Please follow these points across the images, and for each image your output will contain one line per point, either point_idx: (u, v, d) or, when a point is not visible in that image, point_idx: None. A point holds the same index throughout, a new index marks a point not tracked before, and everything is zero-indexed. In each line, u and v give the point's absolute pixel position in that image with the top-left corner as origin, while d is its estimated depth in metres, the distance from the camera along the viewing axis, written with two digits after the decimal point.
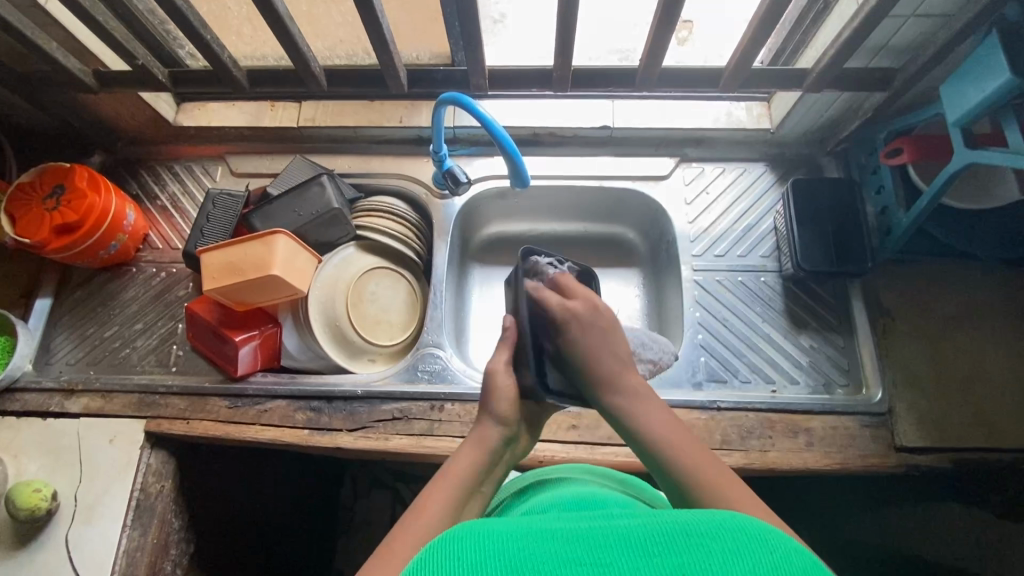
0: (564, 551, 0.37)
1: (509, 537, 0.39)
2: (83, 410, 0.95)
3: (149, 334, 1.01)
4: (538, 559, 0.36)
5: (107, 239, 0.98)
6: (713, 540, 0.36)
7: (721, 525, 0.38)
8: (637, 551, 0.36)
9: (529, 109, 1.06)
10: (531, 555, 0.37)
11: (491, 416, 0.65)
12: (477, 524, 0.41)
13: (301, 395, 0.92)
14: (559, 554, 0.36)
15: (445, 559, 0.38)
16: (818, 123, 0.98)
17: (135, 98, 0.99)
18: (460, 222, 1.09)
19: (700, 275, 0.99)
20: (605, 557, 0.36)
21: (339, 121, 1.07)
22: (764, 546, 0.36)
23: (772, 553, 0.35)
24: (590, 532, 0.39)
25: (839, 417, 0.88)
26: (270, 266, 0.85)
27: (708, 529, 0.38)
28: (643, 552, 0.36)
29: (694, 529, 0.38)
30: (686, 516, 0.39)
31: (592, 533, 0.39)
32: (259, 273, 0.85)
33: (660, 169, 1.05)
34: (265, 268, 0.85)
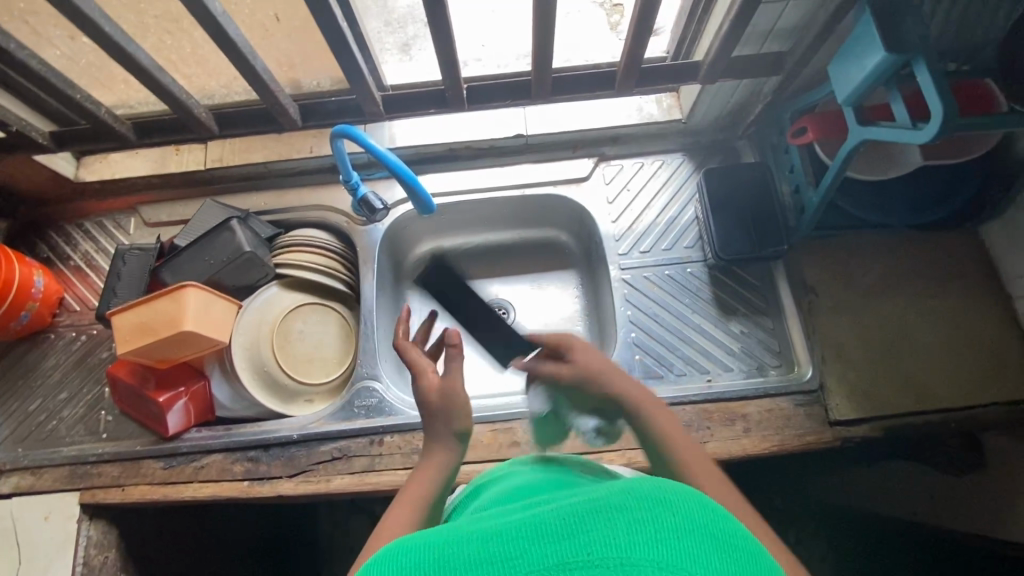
0: (471, 556, 0.34)
1: (414, 552, 0.35)
2: (14, 489, 0.92)
3: (75, 402, 0.97)
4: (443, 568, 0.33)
5: (16, 309, 0.95)
6: (624, 514, 0.33)
7: (631, 492, 0.35)
8: (548, 538, 0.33)
9: (442, 124, 1.05)
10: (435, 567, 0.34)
11: (447, 432, 0.61)
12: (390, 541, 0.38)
13: (237, 446, 0.90)
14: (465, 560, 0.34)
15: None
16: (725, 108, 0.98)
17: (24, 161, 0.95)
18: (387, 246, 1.07)
19: (628, 274, 0.99)
20: (512, 552, 0.33)
21: (248, 159, 1.04)
22: (673, 510, 0.33)
23: (684, 519, 0.33)
24: (500, 527, 0.36)
25: (773, 399, 0.89)
26: (185, 323, 0.82)
27: (617, 498, 0.34)
28: (551, 539, 0.33)
29: (605, 503, 0.34)
30: (599, 490, 0.36)
31: (503, 527, 0.36)
32: (173, 332, 0.82)
33: (579, 171, 1.05)
34: (179, 327, 0.82)
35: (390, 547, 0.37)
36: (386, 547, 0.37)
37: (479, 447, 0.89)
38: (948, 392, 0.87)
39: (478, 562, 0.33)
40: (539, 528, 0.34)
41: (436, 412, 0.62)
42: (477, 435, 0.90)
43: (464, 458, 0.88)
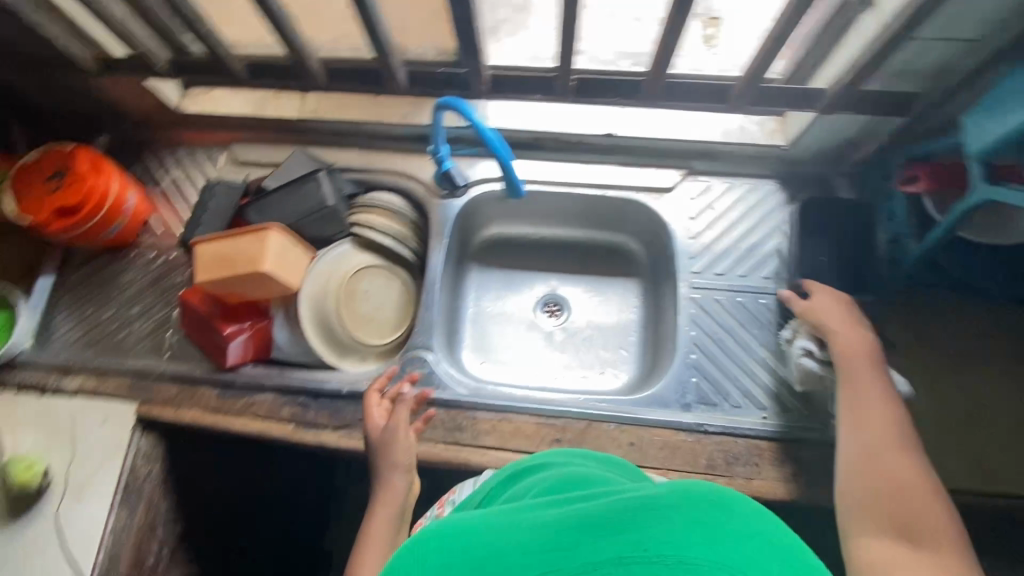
0: (538, 541, 0.38)
1: (478, 533, 0.41)
2: (79, 389, 0.97)
3: (146, 318, 1.02)
4: (512, 551, 0.38)
5: (108, 222, 0.98)
6: (671, 514, 0.36)
7: (675, 494, 0.38)
8: (604, 534, 0.36)
9: (535, 111, 1.04)
10: (502, 547, 0.39)
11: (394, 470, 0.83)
12: (451, 523, 0.44)
13: (289, 389, 0.93)
14: (526, 541, 0.39)
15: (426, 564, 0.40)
16: (832, 142, 0.94)
17: (138, 83, 0.99)
18: (459, 224, 1.08)
19: (698, 293, 0.97)
20: (571, 542, 0.37)
21: (342, 115, 1.06)
22: (723, 514, 0.36)
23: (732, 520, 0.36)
24: (562, 518, 0.40)
25: (831, 449, 0.86)
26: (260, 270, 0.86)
27: (667, 499, 0.37)
28: (610, 535, 0.37)
29: (653, 503, 0.37)
30: (648, 492, 0.39)
31: (554, 521, 0.39)
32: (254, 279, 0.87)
33: (665, 181, 1.02)
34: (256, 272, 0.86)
35: (459, 529, 0.43)
36: (450, 528, 0.43)
37: (520, 437, 0.89)
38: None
39: (546, 544, 0.38)
40: (597, 522, 0.38)
41: (381, 449, 0.85)
42: (519, 426, 0.90)
43: (503, 445, 0.89)
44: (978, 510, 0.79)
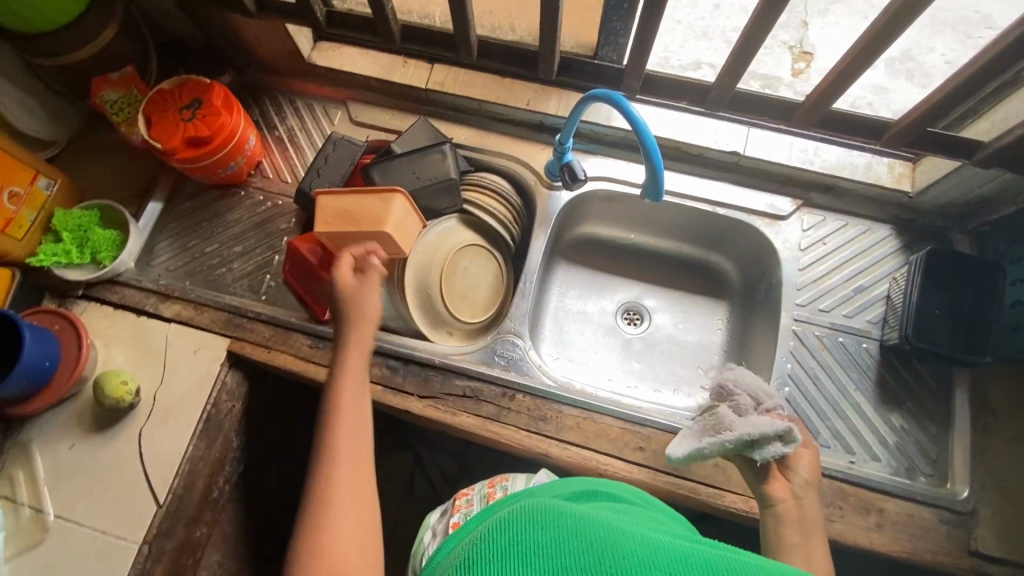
0: (647, 558, 0.40)
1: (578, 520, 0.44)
2: (175, 316, 0.98)
3: (246, 258, 1.04)
4: (620, 555, 0.40)
5: (229, 159, 1.00)
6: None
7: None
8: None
9: (660, 117, 1.03)
10: (613, 551, 0.40)
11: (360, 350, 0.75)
12: (554, 502, 0.46)
13: (380, 351, 0.94)
14: (642, 557, 0.40)
15: (528, 528, 0.43)
16: (964, 198, 0.92)
17: (281, 28, 1.00)
18: (561, 217, 1.08)
19: (798, 326, 0.96)
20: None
21: (466, 91, 1.06)
22: None
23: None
24: (669, 545, 0.42)
25: (918, 506, 0.84)
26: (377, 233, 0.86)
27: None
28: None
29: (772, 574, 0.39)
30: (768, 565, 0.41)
31: (668, 549, 0.41)
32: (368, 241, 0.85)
33: (780, 209, 1.01)
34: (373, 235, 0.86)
35: (562, 510, 0.45)
36: (558, 508, 0.45)
37: (602, 438, 0.88)
38: None
39: (649, 563, 0.39)
40: (710, 566, 0.39)
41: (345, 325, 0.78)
42: (603, 427, 0.89)
43: (585, 443, 0.88)
44: None
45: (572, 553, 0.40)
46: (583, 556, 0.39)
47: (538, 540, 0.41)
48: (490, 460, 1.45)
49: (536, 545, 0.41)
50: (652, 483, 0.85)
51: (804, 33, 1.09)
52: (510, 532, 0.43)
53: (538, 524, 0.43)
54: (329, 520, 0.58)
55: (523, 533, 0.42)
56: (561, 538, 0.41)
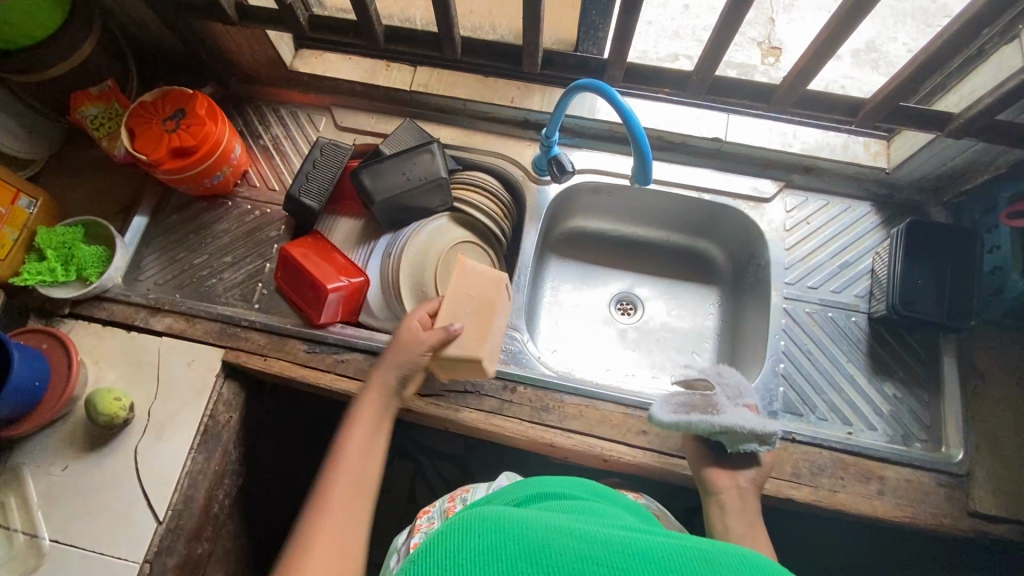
0: (584, 552, 0.43)
1: (526, 522, 0.46)
2: (166, 329, 0.97)
3: (237, 268, 1.03)
4: (559, 552, 0.43)
5: (215, 169, 0.99)
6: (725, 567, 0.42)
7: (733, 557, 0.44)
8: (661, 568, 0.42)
9: (641, 107, 1.05)
10: (551, 549, 0.43)
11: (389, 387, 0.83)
12: (491, 509, 0.49)
13: (379, 352, 0.93)
14: (578, 552, 0.43)
15: (467, 540, 0.45)
16: (938, 171, 0.95)
17: (261, 36, 1.00)
18: (551, 211, 1.09)
19: (789, 303, 0.98)
20: (624, 565, 0.42)
21: (450, 92, 1.07)
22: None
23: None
24: (614, 540, 0.45)
25: (916, 471, 0.86)
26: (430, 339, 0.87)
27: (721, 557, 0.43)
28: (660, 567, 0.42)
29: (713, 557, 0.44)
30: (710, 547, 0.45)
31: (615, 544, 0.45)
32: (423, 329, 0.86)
33: (764, 191, 1.03)
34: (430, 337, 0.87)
35: (498, 517, 0.47)
36: (493, 515, 0.47)
37: (606, 425, 0.89)
38: None
39: (586, 557, 0.43)
40: (649, 555, 0.43)
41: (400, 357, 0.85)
42: (606, 414, 0.90)
43: (589, 431, 0.88)
44: None
45: (514, 559, 0.43)
46: (522, 559, 0.43)
47: (476, 549, 0.44)
48: (491, 462, 1.45)
49: (477, 556, 0.44)
50: (657, 465, 0.86)
51: (773, 29, 1.12)
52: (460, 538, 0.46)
53: (476, 537, 0.46)
54: (341, 486, 0.71)
55: (463, 548, 0.45)
56: (501, 546, 0.44)
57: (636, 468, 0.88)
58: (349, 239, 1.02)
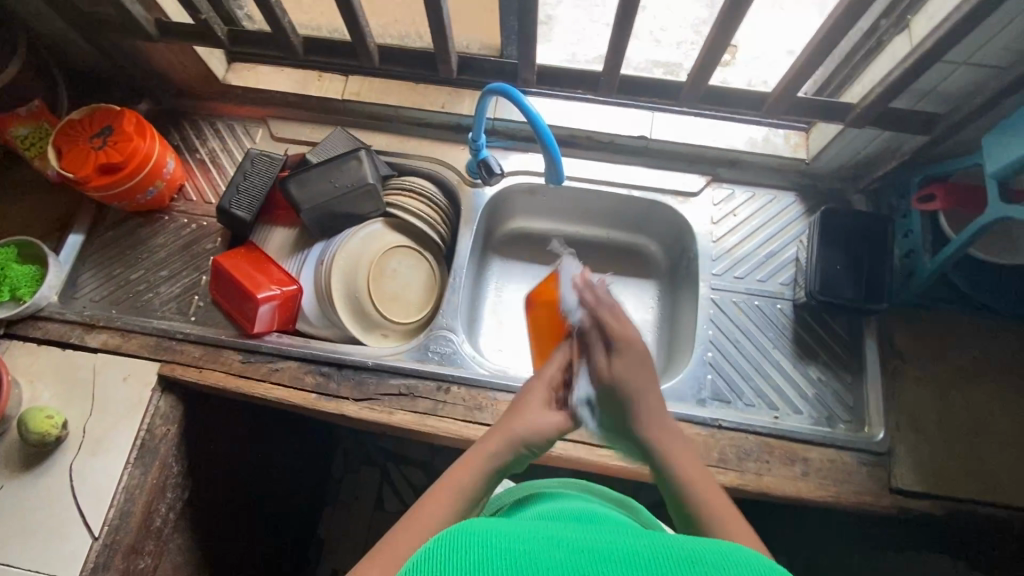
0: (569, 561, 0.39)
1: (502, 535, 0.41)
2: (102, 345, 0.97)
3: (174, 282, 1.03)
4: (545, 564, 0.38)
5: (146, 184, 1.00)
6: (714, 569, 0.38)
7: (722, 556, 0.39)
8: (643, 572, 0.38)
9: (569, 108, 1.07)
10: (536, 562, 0.38)
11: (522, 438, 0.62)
12: (474, 520, 0.43)
13: (313, 358, 0.94)
14: (560, 563, 0.38)
15: (447, 556, 0.39)
16: (853, 159, 0.98)
17: (190, 51, 1.01)
18: (487, 213, 1.10)
19: (716, 294, 1.00)
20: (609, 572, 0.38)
21: (381, 100, 1.09)
22: None
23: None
24: (595, 547, 0.40)
25: (839, 451, 0.88)
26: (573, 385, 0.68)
27: (710, 557, 0.39)
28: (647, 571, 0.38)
29: (700, 558, 0.39)
30: (696, 545, 0.41)
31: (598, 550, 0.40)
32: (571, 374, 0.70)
33: (691, 186, 1.06)
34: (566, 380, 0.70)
35: (482, 527, 0.42)
36: (477, 524, 0.42)
37: None
38: None
39: (570, 565, 0.38)
40: (638, 560, 0.39)
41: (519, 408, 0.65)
42: None
43: None
44: (971, 512, 0.85)
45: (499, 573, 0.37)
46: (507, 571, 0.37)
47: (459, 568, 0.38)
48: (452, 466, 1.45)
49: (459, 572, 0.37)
50: (588, 458, 0.87)
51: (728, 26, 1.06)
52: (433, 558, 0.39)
53: (455, 550, 0.39)
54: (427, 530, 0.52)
55: (442, 565, 0.38)
56: (486, 561, 0.38)
57: (569, 462, 0.89)
58: (284, 248, 1.04)
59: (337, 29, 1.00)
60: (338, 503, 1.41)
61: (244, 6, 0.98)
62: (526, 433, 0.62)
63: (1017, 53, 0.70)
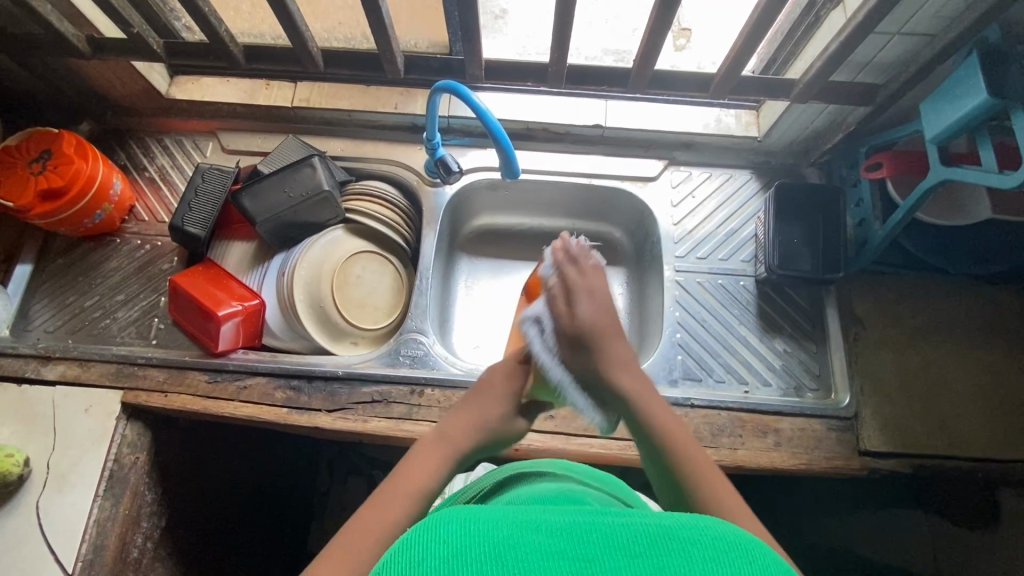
0: (547, 544, 0.38)
1: (485, 519, 0.40)
2: (60, 377, 0.93)
3: (131, 305, 1.00)
4: (523, 550, 0.37)
5: (93, 207, 0.97)
6: (696, 547, 0.37)
7: (703, 531, 0.39)
8: (621, 551, 0.37)
9: (522, 102, 1.07)
10: (514, 548, 0.37)
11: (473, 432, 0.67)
12: (457, 506, 0.42)
13: (282, 373, 0.93)
14: (541, 547, 0.37)
15: (426, 544, 0.38)
16: (803, 134, 1.01)
17: (128, 67, 0.98)
18: (450, 211, 1.09)
19: (681, 276, 1.02)
20: (588, 554, 0.37)
21: (333, 104, 1.06)
22: (748, 557, 0.37)
23: (749, 564, 0.36)
24: (578, 528, 0.40)
25: (808, 419, 0.90)
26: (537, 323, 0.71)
27: (690, 534, 0.39)
28: (625, 551, 0.37)
29: (678, 535, 0.39)
30: (678, 521, 0.40)
31: (575, 529, 0.39)
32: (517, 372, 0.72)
33: (649, 171, 1.07)
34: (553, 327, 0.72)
35: (463, 513, 0.41)
36: (458, 511, 0.41)
37: None
38: (983, 442, 0.88)
39: (550, 548, 0.37)
40: (619, 541, 0.38)
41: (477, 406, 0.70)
42: None
43: None
44: (936, 467, 0.88)
45: (479, 562, 0.36)
46: (487, 560, 0.36)
47: (440, 555, 0.37)
48: None
49: (438, 563, 0.36)
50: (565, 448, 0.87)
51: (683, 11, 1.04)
52: (416, 544, 0.38)
53: (436, 538, 0.38)
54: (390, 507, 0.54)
55: (423, 552, 0.37)
56: (466, 548, 0.37)
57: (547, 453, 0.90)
58: (242, 263, 1.02)
59: (281, 35, 0.98)
60: (328, 517, 1.35)
61: (181, 17, 0.96)
62: (487, 423, 0.68)
63: (946, 20, 0.72)
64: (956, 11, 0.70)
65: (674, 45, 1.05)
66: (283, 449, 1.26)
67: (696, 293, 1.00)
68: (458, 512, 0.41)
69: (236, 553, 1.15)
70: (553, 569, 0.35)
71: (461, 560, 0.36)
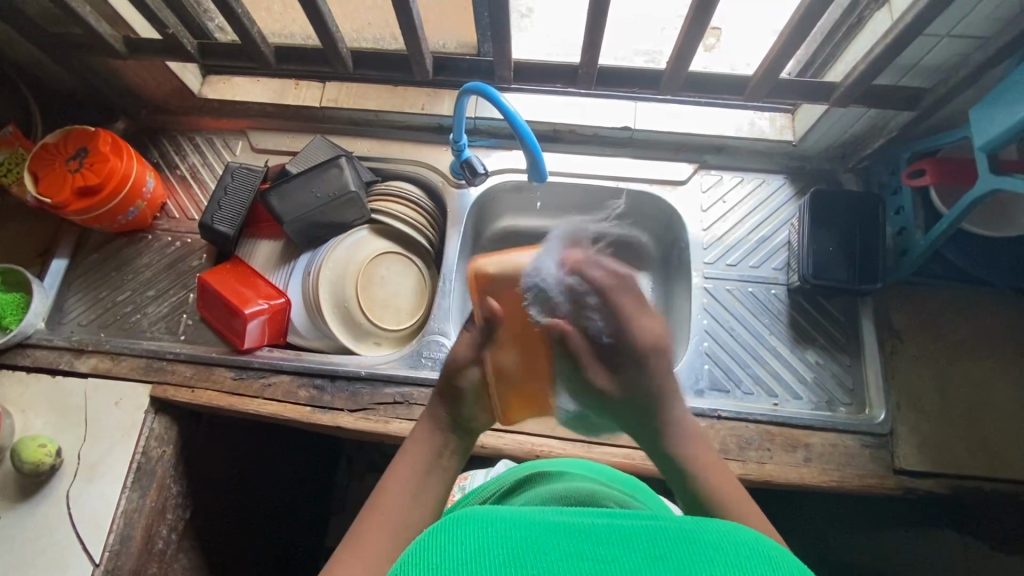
0: (564, 547, 0.36)
1: (501, 522, 0.39)
2: (92, 370, 0.95)
3: (161, 301, 1.02)
4: (538, 552, 0.36)
5: (126, 204, 0.99)
6: (718, 552, 0.36)
7: (727, 535, 0.37)
8: (641, 554, 0.36)
9: (549, 103, 1.06)
10: (530, 550, 0.36)
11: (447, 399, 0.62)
12: (474, 509, 0.41)
13: (305, 371, 0.93)
14: (556, 549, 0.36)
15: (441, 547, 0.37)
16: (840, 138, 0.97)
17: (162, 67, 1.00)
18: (475, 213, 1.08)
19: (710, 283, 1.00)
20: (606, 556, 0.36)
21: (360, 104, 1.07)
22: (773, 563, 0.35)
23: (773, 571, 0.34)
24: (595, 531, 0.38)
25: (840, 435, 0.87)
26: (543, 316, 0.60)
27: (714, 539, 0.37)
28: (643, 553, 0.36)
29: (701, 538, 0.37)
30: (701, 525, 0.39)
31: (593, 532, 0.38)
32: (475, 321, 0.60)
33: (678, 174, 1.05)
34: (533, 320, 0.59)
35: (479, 515, 0.40)
36: (474, 514, 0.40)
37: (536, 421, 0.90)
38: None
39: (566, 551, 0.36)
40: (639, 544, 0.37)
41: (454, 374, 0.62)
42: None
43: (519, 428, 0.89)
44: (978, 489, 0.84)
45: (494, 564, 0.35)
46: (502, 562, 0.35)
47: (453, 557, 0.36)
48: None
49: (452, 565, 0.35)
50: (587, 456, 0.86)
51: None
52: (430, 547, 0.37)
53: (449, 540, 0.37)
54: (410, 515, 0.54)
55: (440, 554, 0.36)
56: (482, 551, 0.36)
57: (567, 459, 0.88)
58: (269, 262, 1.03)
59: (311, 36, 0.99)
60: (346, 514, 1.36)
61: (215, 18, 0.97)
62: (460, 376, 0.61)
63: (999, 22, 0.69)
64: (1011, 13, 0.67)
65: (706, 45, 1.02)
66: (304, 445, 1.27)
67: (724, 301, 0.98)
68: (474, 514, 0.41)
69: (258, 546, 1.16)
70: (568, 570, 0.34)
71: (475, 562, 0.35)
